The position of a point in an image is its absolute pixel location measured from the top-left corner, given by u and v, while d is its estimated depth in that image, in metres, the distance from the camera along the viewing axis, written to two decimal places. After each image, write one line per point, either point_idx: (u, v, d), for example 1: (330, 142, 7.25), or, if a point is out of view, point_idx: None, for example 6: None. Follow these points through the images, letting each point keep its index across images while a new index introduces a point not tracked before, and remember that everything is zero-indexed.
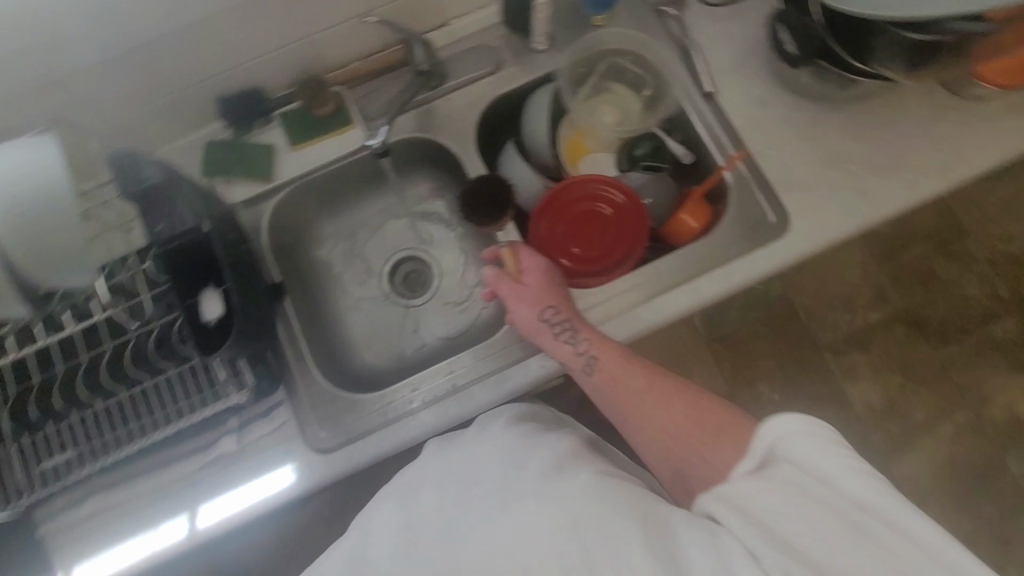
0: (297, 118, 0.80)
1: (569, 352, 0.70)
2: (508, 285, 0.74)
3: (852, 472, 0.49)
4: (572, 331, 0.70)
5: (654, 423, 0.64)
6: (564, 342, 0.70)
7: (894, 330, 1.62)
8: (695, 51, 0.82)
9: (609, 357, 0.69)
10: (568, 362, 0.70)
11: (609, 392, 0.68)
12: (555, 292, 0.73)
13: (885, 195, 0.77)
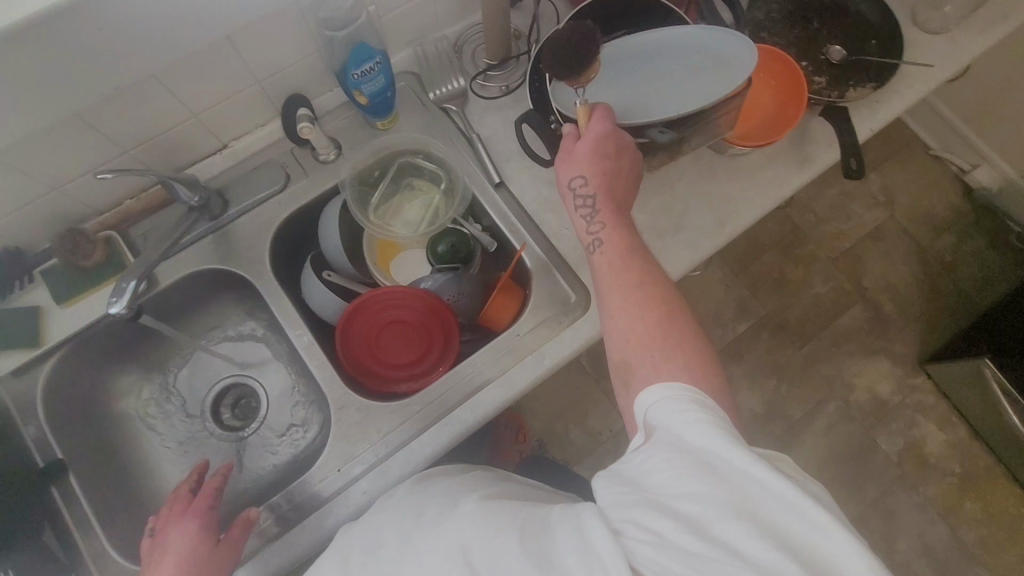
0: (62, 274, 0.74)
1: (582, 227, 0.66)
2: (568, 141, 0.66)
3: (693, 423, 0.47)
4: (592, 207, 0.65)
5: (623, 304, 0.59)
6: (579, 217, 0.66)
7: (760, 336, 1.73)
8: (478, 143, 0.84)
9: (619, 244, 0.63)
10: (578, 234, 0.67)
11: (606, 264, 0.63)
12: (597, 162, 0.63)
13: (672, 258, 0.82)
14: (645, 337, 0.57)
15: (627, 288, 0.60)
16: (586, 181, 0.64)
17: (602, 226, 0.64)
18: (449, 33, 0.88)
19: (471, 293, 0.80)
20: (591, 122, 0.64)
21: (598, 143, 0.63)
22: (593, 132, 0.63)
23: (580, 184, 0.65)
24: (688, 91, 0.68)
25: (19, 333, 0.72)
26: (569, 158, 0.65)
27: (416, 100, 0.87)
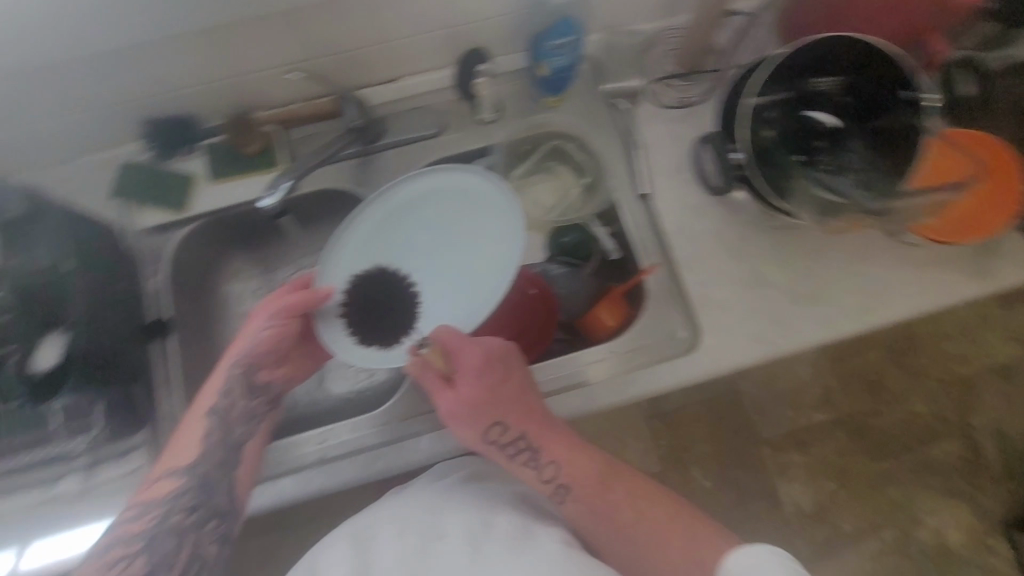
0: (223, 152, 0.78)
1: (532, 473, 0.66)
2: (443, 396, 0.64)
3: None
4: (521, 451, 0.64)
5: (604, 519, 0.63)
6: (525, 464, 0.65)
7: (834, 434, 1.59)
8: (637, 149, 0.81)
9: (578, 481, 0.65)
10: (535, 485, 0.66)
11: (584, 506, 0.64)
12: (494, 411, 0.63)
13: (799, 327, 0.74)
14: (614, 526, 0.63)
15: (610, 521, 0.63)
16: (499, 416, 0.63)
17: (535, 443, 0.64)
18: (641, 31, 0.85)
19: (581, 292, 0.78)
20: (455, 364, 0.63)
21: (474, 382, 0.63)
22: (462, 371, 0.63)
23: (500, 437, 0.64)
24: (471, 246, 0.70)
25: (174, 194, 0.77)
26: (463, 413, 0.64)
27: (587, 87, 0.85)
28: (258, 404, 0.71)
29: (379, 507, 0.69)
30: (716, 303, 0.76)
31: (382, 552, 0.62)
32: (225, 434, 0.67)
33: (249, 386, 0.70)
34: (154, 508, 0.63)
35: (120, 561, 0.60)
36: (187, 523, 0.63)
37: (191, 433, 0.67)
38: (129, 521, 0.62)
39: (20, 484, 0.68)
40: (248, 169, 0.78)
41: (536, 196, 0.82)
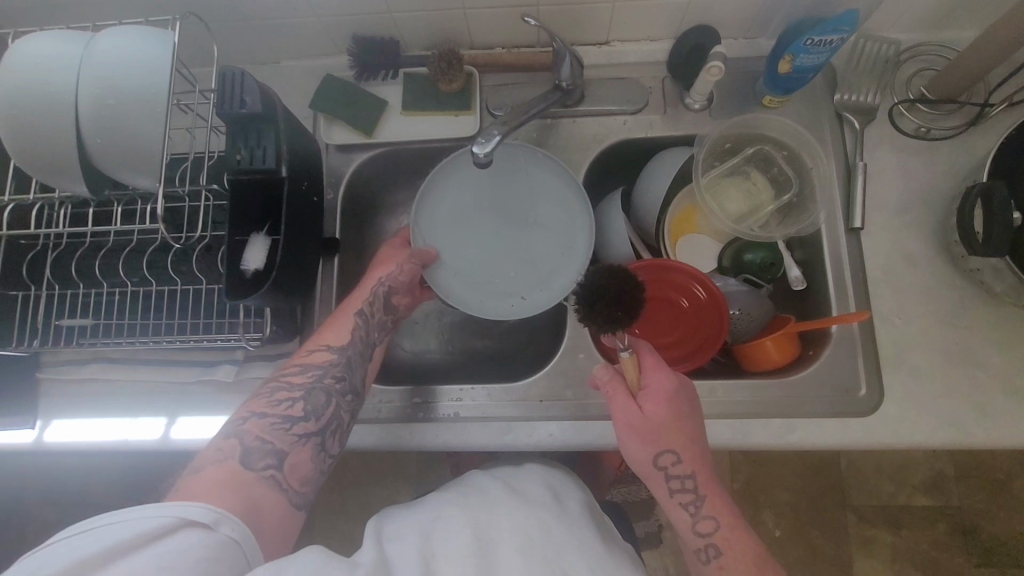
0: (419, 85, 0.76)
1: (685, 519, 0.59)
2: (621, 401, 0.59)
3: None
4: (688, 489, 0.58)
5: None
6: (681, 507, 0.59)
7: (937, 526, 1.37)
8: (861, 178, 0.70)
9: (734, 555, 0.57)
10: (684, 533, 0.59)
11: None
12: (678, 438, 0.57)
13: (1008, 425, 0.64)
14: None
15: None
16: (674, 449, 0.58)
17: (698, 489, 0.58)
18: (899, 40, 0.73)
19: (754, 320, 0.72)
20: (646, 380, 0.58)
21: (668, 407, 0.57)
22: (652, 390, 0.58)
23: (666, 470, 0.58)
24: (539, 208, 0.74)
25: (362, 115, 0.75)
26: (639, 427, 0.58)
27: (815, 93, 0.75)
28: (386, 320, 0.71)
29: (497, 493, 0.61)
30: (911, 372, 0.67)
31: (508, 550, 0.53)
32: (367, 338, 0.68)
33: (385, 302, 0.71)
34: (313, 369, 0.63)
35: (286, 402, 0.60)
36: (337, 389, 0.63)
37: (343, 324, 0.67)
38: (292, 374, 0.62)
39: (180, 362, 0.73)
40: (442, 107, 0.76)
41: (726, 202, 0.75)
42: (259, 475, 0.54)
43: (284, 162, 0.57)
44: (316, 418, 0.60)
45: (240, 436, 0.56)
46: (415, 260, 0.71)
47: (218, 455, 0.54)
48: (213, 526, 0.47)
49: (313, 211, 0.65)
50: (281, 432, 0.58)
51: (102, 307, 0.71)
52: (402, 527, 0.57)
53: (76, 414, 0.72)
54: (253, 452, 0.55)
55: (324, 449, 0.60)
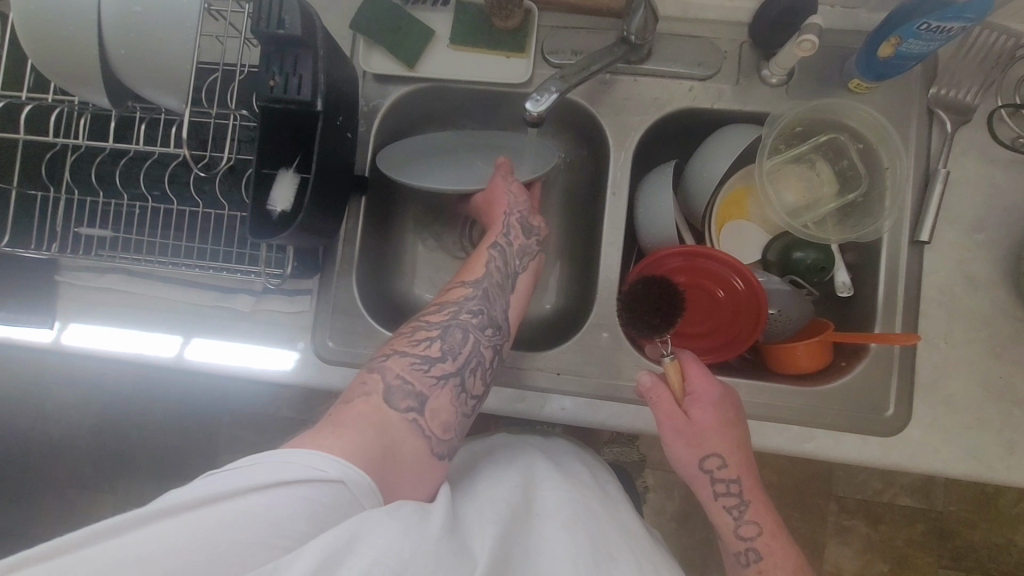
0: (473, 18, 0.69)
1: (727, 522, 0.59)
2: (668, 409, 0.59)
3: None
4: (734, 492, 0.58)
5: None
6: (725, 510, 0.59)
7: (917, 526, 1.40)
8: (940, 185, 0.64)
9: (774, 557, 0.57)
10: (726, 536, 0.59)
11: None
12: (726, 441, 0.58)
13: None
14: None
15: None
16: (718, 454, 0.58)
17: (738, 492, 0.59)
18: (1020, 32, 0.64)
19: (792, 321, 0.68)
20: (690, 387, 0.59)
21: (715, 410, 0.58)
22: (698, 397, 0.58)
23: (709, 472, 0.58)
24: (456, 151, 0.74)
25: (407, 44, 0.69)
26: (684, 432, 0.58)
27: (908, 83, 0.67)
28: (529, 244, 0.70)
29: (542, 466, 0.58)
30: (945, 400, 0.64)
31: (552, 531, 0.50)
32: (502, 271, 0.67)
33: (521, 229, 0.69)
34: (449, 306, 0.62)
35: (424, 342, 0.58)
36: (473, 325, 0.61)
37: (478, 260, 0.67)
38: (432, 312, 0.61)
39: (197, 285, 0.71)
40: (495, 47, 0.69)
41: (784, 190, 0.69)
42: (405, 417, 0.52)
43: (321, 94, 0.52)
44: (453, 357, 0.58)
45: (383, 371, 0.54)
46: (507, 181, 0.70)
47: (364, 388, 0.52)
48: (360, 498, 0.44)
49: (345, 149, 0.60)
50: (421, 372, 0.55)
51: (121, 219, 0.69)
52: (477, 495, 0.53)
53: (90, 323, 0.71)
54: (396, 391, 0.53)
55: (464, 390, 0.58)
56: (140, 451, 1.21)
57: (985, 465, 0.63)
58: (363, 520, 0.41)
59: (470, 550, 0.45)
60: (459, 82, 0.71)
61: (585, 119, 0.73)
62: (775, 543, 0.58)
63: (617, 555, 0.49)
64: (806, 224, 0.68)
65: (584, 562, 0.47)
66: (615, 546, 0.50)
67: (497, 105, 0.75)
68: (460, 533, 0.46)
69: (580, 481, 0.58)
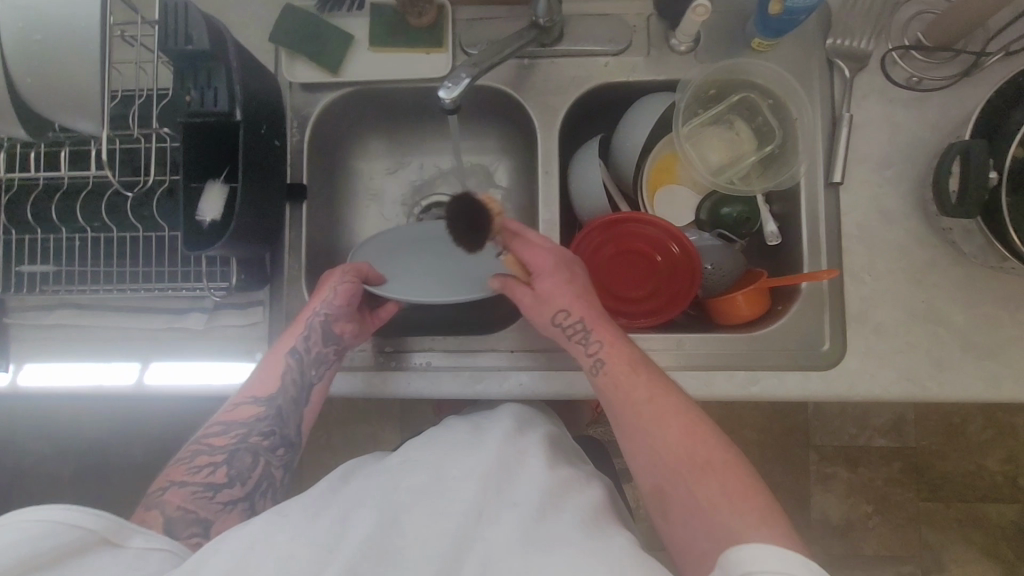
0: (387, 19, 0.71)
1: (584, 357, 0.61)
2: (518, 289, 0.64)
3: None
4: (585, 329, 0.61)
5: (661, 448, 0.55)
6: (580, 346, 0.61)
7: (892, 464, 1.45)
8: (846, 129, 0.68)
9: (637, 389, 0.58)
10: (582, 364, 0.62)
11: (642, 416, 0.56)
12: (569, 290, 0.62)
13: (961, 379, 0.66)
14: (668, 454, 0.54)
15: (674, 457, 0.54)
16: (566, 311, 0.61)
17: (595, 349, 0.61)
18: None
19: (727, 274, 0.72)
20: (528, 262, 0.63)
21: (551, 268, 0.63)
22: (538, 268, 0.62)
23: (563, 331, 0.62)
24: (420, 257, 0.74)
25: (327, 51, 0.71)
26: (537, 300, 0.63)
27: (806, 37, 0.71)
28: (329, 351, 0.68)
29: (453, 430, 0.59)
30: (875, 328, 0.68)
31: (455, 486, 0.51)
32: (298, 381, 0.66)
33: (324, 333, 0.67)
34: (238, 427, 0.62)
35: (208, 469, 0.60)
36: (265, 446, 0.63)
37: (275, 367, 0.66)
38: (215, 435, 0.62)
39: (149, 309, 0.72)
40: (413, 44, 0.71)
41: (706, 150, 0.72)
42: (188, 546, 0.54)
43: (239, 103, 0.53)
44: (242, 482, 0.61)
45: (163, 506, 0.56)
46: (349, 277, 0.68)
47: (142, 527, 0.54)
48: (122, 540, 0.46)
49: (276, 157, 0.62)
50: (206, 500, 0.58)
51: (63, 253, 0.69)
52: (371, 473, 0.55)
53: (43, 361, 0.71)
54: (178, 523, 0.55)
55: (255, 510, 0.61)
56: (121, 491, 1.20)
57: (919, 384, 0.67)
58: (215, 548, 0.46)
59: (346, 534, 0.47)
60: (383, 82, 0.73)
61: (511, 105, 0.76)
62: (643, 379, 0.58)
63: (514, 502, 0.50)
64: (731, 180, 0.72)
65: (472, 515, 0.48)
66: (518, 492, 0.51)
67: (426, 101, 0.77)
68: (340, 515, 0.49)
69: (489, 437, 0.58)
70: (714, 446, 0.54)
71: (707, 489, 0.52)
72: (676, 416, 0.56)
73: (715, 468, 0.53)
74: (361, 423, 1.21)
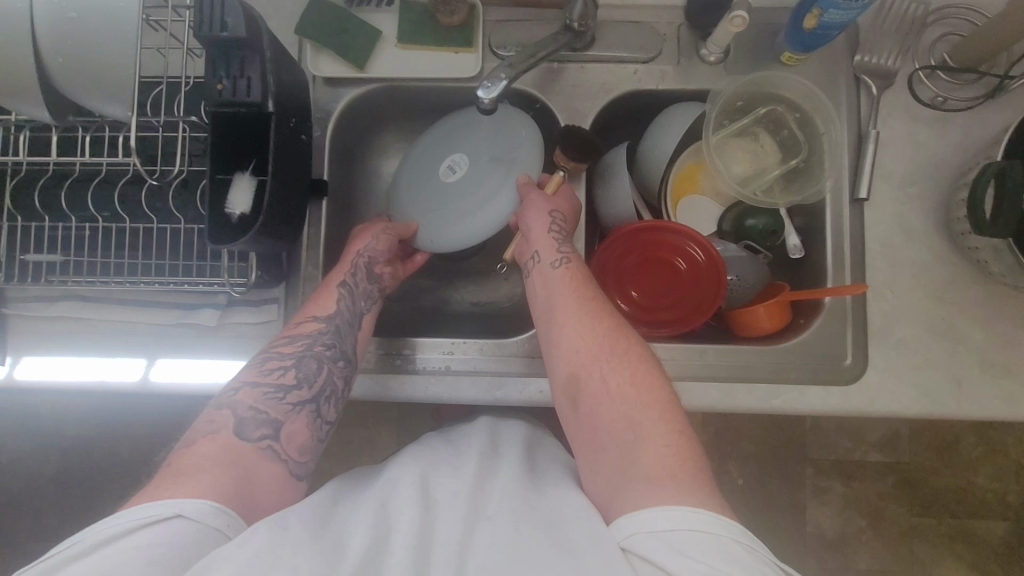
0: (417, 15, 0.70)
1: (548, 249, 0.65)
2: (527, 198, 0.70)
3: None
4: (564, 233, 0.66)
5: (591, 345, 0.57)
6: (549, 240, 0.65)
7: (886, 478, 1.46)
8: (872, 146, 0.68)
9: (585, 288, 0.62)
10: (541, 250, 0.65)
11: (581, 305, 0.60)
12: (573, 212, 0.68)
13: (978, 397, 0.67)
14: (599, 352, 0.56)
15: (599, 363, 0.56)
16: (563, 219, 0.66)
17: (567, 253, 0.65)
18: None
19: (752, 285, 0.71)
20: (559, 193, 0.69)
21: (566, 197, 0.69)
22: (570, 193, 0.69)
23: (552, 228, 0.65)
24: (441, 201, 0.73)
25: (354, 45, 0.69)
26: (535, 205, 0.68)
27: (834, 52, 0.72)
28: (372, 289, 0.71)
29: (434, 453, 0.58)
30: (896, 344, 0.68)
31: (443, 509, 0.49)
32: (354, 308, 0.68)
33: (368, 272, 0.70)
34: (302, 338, 0.63)
35: (278, 371, 0.61)
36: (327, 355, 0.63)
37: (327, 293, 0.67)
38: (282, 343, 0.63)
39: (158, 303, 0.69)
40: (443, 43, 0.70)
41: (732, 162, 0.72)
42: (257, 447, 0.55)
43: (271, 95, 0.52)
44: (309, 384, 0.61)
45: (232, 406, 0.56)
46: (392, 232, 0.72)
47: (211, 426, 0.55)
48: (207, 519, 0.46)
49: (303, 152, 0.60)
50: (276, 402, 0.59)
51: (71, 243, 0.67)
52: (356, 496, 0.53)
53: (43, 353, 0.68)
54: (248, 422, 0.56)
55: (320, 416, 0.62)
56: (108, 492, 1.15)
57: (937, 400, 0.67)
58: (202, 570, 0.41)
59: (342, 548, 0.45)
60: (410, 79, 0.71)
61: (538, 109, 0.75)
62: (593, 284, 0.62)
63: (487, 515, 0.48)
64: (755, 192, 0.71)
65: (464, 527, 0.47)
66: (492, 504, 0.50)
67: (450, 100, 0.76)
68: (331, 533, 0.46)
69: (467, 457, 0.57)
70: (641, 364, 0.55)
71: (622, 406, 0.53)
72: (609, 316, 0.59)
73: (634, 381, 0.54)
74: (358, 427, 1.18)
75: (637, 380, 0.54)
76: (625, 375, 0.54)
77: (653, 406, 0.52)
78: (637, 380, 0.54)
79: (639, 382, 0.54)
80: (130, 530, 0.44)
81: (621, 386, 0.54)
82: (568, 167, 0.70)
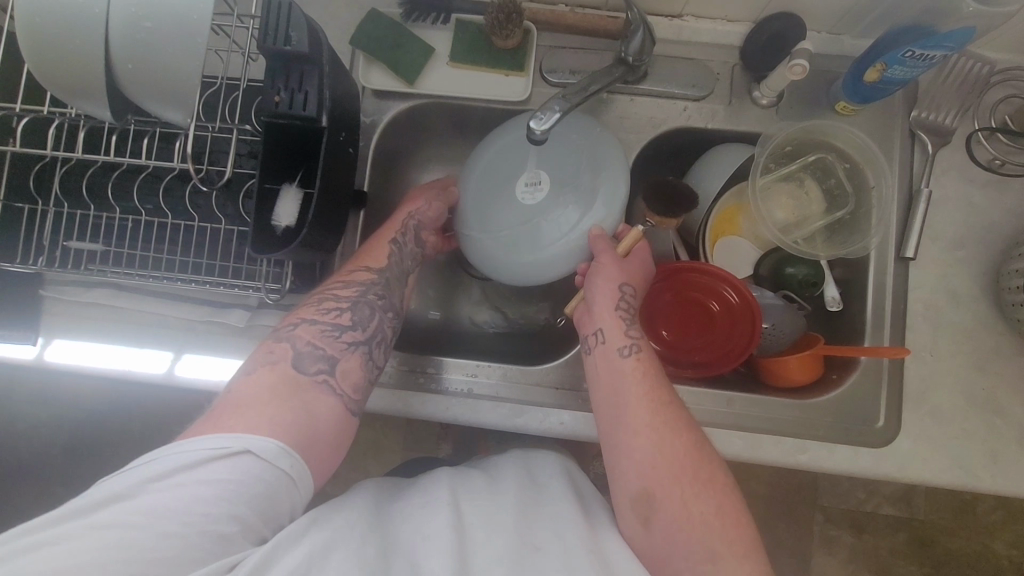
0: (472, 35, 0.70)
1: (616, 332, 0.60)
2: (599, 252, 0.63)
3: None
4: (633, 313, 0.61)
5: (672, 469, 0.52)
6: (620, 317, 0.60)
7: (900, 534, 1.41)
8: (923, 206, 0.66)
9: (659, 393, 0.56)
10: (610, 333, 0.60)
11: (657, 417, 0.54)
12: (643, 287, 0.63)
13: (1014, 474, 0.64)
14: (680, 474, 0.52)
15: (682, 491, 0.52)
16: (632, 294, 0.61)
17: (635, 337, 0.59)
18: (993, 60, 0.68)
19: (785, 335, 0.70)
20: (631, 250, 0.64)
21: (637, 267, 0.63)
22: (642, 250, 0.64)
23: (619, 305, 0.60)
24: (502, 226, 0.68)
25: (406, 60, 0.69)
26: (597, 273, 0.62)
27: (890, 107, 0.70)
28: (418, 254, 0.71)
29: (471, 476, 0.56)
30: (931, 411, 0.66)
31: (485, 534, 0.48)
32: (401, 265, 0.68)
33: (416, 236, 0.71)
34: (357, 285, 0.63)
35: (334, 311, 0.60)
36: (380, 305, 0.64)
37: (380, 248, 0.67)
38: (339, 286, 0.63)
39: (191, 300, 0.70)
40: (495, 65, 0.70)
41: (775, 208, 0.70)
42: (314, 380, 0.56)
43: (326, 110, 0.52)
44: (363, 328, 0.61)
45: (292, 340, 0.57)
46: (444, 200, 0.72)
47: (270, 357, 0.55)
48: (273, 460, 0.48)
49: (350, 165, 0.61)
50: (332, 339, 0.59)
51: (113, 234, 0.68)
52: (392, 509, 0.52)
53: (75, 338, 0.69)
54: (305, 357, 0.56)
55: (372, 358, 0.61)
56: (118, 471, 1.17)
57: (972, 474, 0.64)
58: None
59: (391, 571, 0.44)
60: (459, 99, 0.71)
61: None
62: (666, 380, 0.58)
63: (534, 544, 0.47)
64: (797, 241, 0.69)
65: (508, 561, 0.46)
66: (540, 534, 0.49)
67: (496, 121, 0.76)
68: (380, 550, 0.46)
69: (503, 481, 0.56)
70: (722, 488, 0.53)
71: (701, 541, 0.50)
72: (690, 431, 0.55)
73: (716, 513, 0.51)
74: (365, 428, 1.17)
75: (720, 515, 0.51)
76: (709, 509, 0.51)
77: (739, 540, 0.50)
78: (721, 515, 0.51)
79: (724, 520, 0.51)
80: (205, 460, 0.46)
81: (709, 521, 0.51)
82: (652, 222, 0.69)
